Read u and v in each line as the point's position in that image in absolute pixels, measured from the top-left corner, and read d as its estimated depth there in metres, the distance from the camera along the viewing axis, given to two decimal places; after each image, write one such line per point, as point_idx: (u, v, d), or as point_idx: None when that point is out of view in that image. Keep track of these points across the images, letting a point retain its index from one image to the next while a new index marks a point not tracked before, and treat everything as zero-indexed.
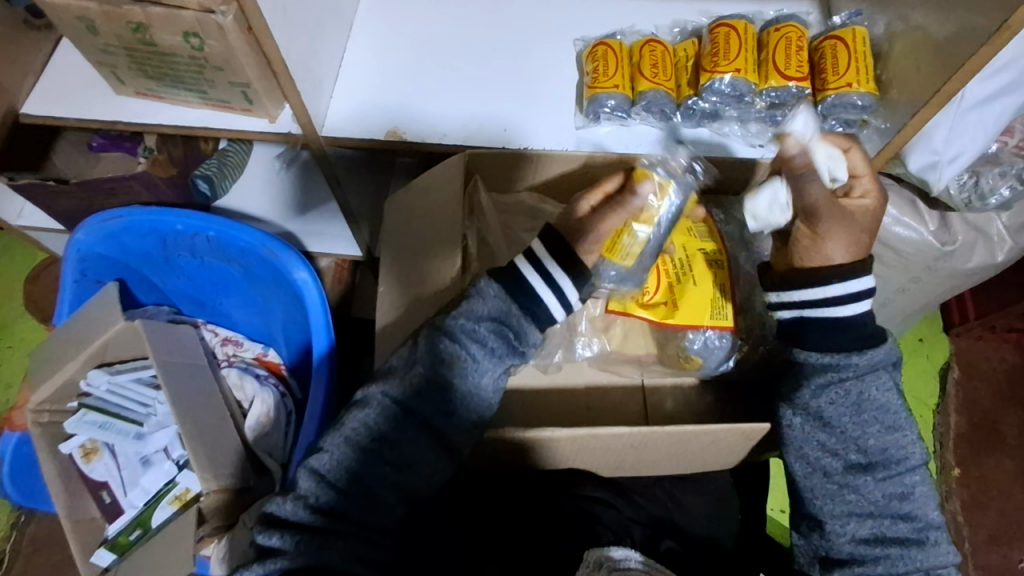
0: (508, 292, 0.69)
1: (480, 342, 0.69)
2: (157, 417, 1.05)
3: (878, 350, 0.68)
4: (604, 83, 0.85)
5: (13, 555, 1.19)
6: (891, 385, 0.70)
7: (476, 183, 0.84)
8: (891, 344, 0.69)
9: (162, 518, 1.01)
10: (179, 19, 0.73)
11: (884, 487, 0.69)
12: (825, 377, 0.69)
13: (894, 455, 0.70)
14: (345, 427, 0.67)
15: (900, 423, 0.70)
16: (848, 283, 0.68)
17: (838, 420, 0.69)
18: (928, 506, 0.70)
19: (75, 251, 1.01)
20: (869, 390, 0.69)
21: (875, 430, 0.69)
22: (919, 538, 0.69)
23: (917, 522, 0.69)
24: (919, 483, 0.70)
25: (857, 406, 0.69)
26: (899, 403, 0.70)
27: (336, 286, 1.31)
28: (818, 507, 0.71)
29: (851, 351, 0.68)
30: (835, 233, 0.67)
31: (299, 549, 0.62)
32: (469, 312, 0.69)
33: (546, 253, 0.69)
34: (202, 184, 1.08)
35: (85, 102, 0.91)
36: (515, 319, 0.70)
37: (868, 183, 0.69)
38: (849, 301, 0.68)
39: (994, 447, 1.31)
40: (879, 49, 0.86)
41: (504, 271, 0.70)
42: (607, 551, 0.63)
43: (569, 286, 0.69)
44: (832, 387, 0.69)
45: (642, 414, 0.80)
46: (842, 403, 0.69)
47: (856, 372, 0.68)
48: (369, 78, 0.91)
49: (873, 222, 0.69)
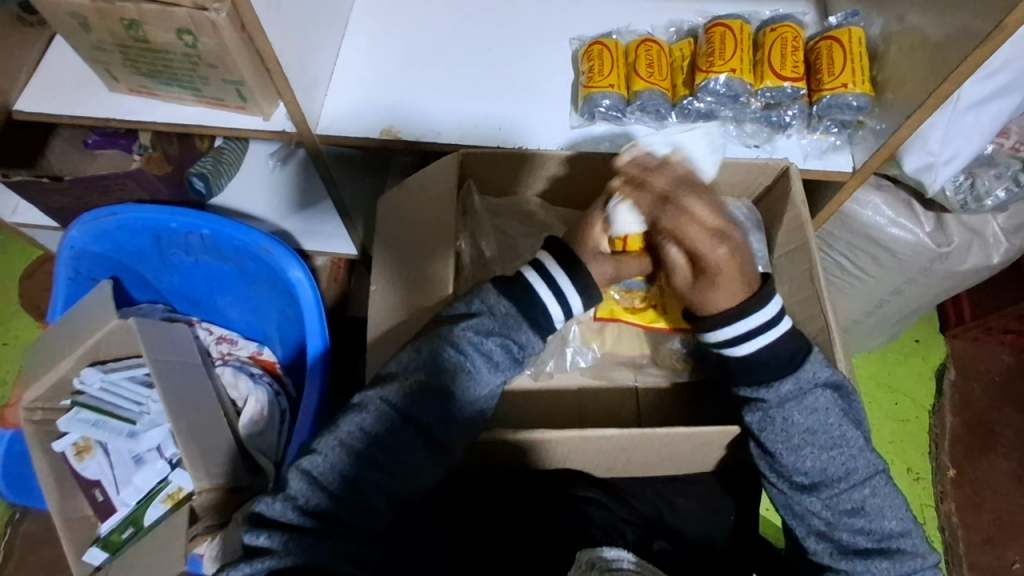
0: (519, 309, 0.70)
1: (485, 356, 0.70)
2: (150, 415, 1.04)
3: (783, 383, 0.68)
4: (600, 83, 0.85)
5: (8, 553, 1.19)
6: (822, 407, 0.69)
7: (471, 186, 0.85)
8: (802, 372, 0.69)
9: (154, 516, 1.00)
10: (172, 16, 0.72)
11: (832, 504, 0.69)
12: (755, 405, 0.70)
13: (834, 473, 0.68)
14: (342, 429, 0.67)
15: (838, 441, 0.68)
16: (733, 326, 0.67)
17: (772, 445, 0.69)
18: (883, 518, 0.68)
19: (69, 249, 1.01)
20: (794, 415, 0.68)
21: (810, 452, 0.68)
22: (882, 549, 0.68)
23: (875, 535, 0.68)
24: (869, 497, 0.68)
25: (786, 432, 0.68)
26: (832, 422, 0.69)
27: (333, 285, 1.31)
28: (788, 522, 0.72)
29: (762, 386, 0.69)
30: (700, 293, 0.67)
31: (287, 548, 0.61)
32: (476, 324, 0.70)
33: (546, 255, 0.72)
34: (197, 183, 1.07)
35: (79, 98, 0.91)
36: (518, 331, 0.71)
37: (703, 238, 0.63)
38: (729, 346, 0.68)
39: (989, 449, 1.31)
40: (875, 50, 0.86)
41: (505, 281, 0.72)
42: (599, 552, 0.62)
43: (574, 296, 0.71)
44: (759, 415, 0.70)
45: (635, 415, 0.81)
46: (772, 432, 0.69)
47: (775, 402, 0.69)
48: (363, 77, 0.91)
49: (733, 272, 0.64)
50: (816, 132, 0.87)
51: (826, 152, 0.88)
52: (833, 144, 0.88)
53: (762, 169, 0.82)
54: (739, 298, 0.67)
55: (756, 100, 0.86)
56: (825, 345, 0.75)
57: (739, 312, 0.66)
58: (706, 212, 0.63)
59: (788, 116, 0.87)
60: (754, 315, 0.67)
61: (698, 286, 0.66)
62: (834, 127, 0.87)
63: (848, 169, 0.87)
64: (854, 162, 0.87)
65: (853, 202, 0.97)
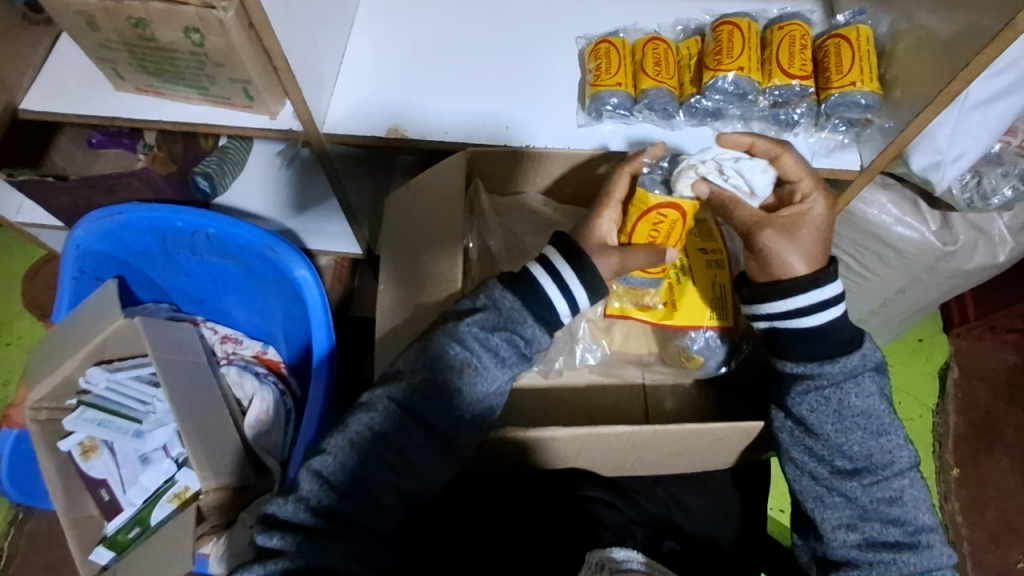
0: (523, 300, 0.69)
1: (492, 350, 0.69)
2: (156, 414, 1.04)
3: (850, 358, 0.68)
4: (607, 81, 0.85)
5: (11, 553, 1.19)
6: (874, 391, 0.69)
7: (478, 186, 0.85)
8: (865, 350, 0.69)
9: (160, 516, 1.00)
10: (180, 15, 0.72)
11: (873, 492, 0.69)
12: (805, 382, 0.69)
13: (879, 461, 0.69)
14: (350, 430, 0.67)
15: (886, 428, 0.69)
16: (811, 294, 0.67)
17: (820, 427, 0.69)
18: (919, 509, 0.70)
19: (75, 247, 1.00)
20: (850, 397, 0.68)
21: (859, 437, 0.69)
22: (911, 543, 0.68)
23: (908, 527, 0.69)
24: (908, 487, 0.70)
25: (839, 414, 0.68)
26: (882, 409, 0.69)
27: (337, 285, 1.30)
28: (812, 512, 0.72)
29: (823, 360, 0.68)
30: (782, 248, 0.68)
31: (300, 549, 0.61)
32: (481, 320, 0.69)
33: (553, 252, 0.70)
34: (201, 182, 1.08)
35: (85, 97, 0.91)
36: (523, 327, 0.69)
37: (810, 188, 0.71)
38: (805, 315, 0.68)
39: (994, 447, 1.31)
40: (883, 48, 0.86)
41: (514, 277, 0.70)
42: (608, 553, 0.62)
43: (581, 292, 0.69)
44: (812, 394, 0.69)
45: (643, 413, 0.81)
46: (823, 412, 0.69)
47: (834, 379, 0.68)
48: (369, 76, 0.91)
49: (823, 230, 0.70)
50: (824, 131, 0.88)
51: (833, 150, 0.88)
52: (840, 142, 0.88)
53: None
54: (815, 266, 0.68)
55: (763, 99, 0.86)
56: None
57: (825, 278, 0.68)
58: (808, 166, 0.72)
59: (796, 114, 0.87)
60: (833, 285, 0.68)
61: (787, 241, 0.68)
62: (842, 125, 0.87)
63: (854, 169, 0.87)
64: (861, 161, 0.87)
65: (859, 201, 0.97)
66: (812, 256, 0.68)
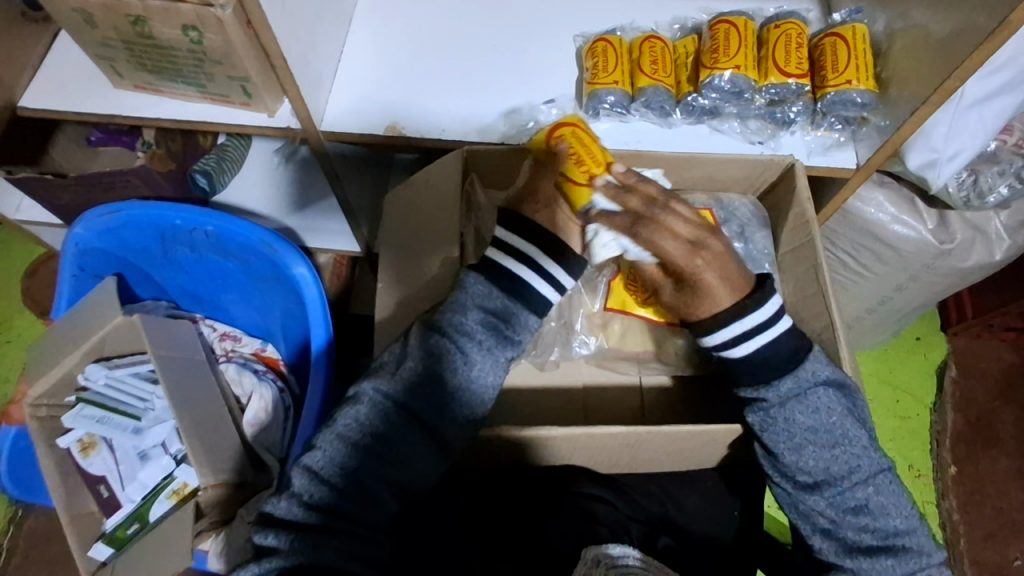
0: (490, 279, 0.70)
1: (470, 335, 0.69)
2: (155, 411, 1.05)
3: (783, 382, 0.69)
4: (604, 79, 0.86)
5: (11, 551, 1.19)
6: (825, 407, 0.69)
7: (473, 181, 0.85)
8: (802, 372, 0.69)
9: (159, 512, 1.00)
10: (178, 13, 0.73)
11: (836, 503, 0.69)
12: (756, 406, 0.70)
13: (838, 472, 0.69)
14: (339, 424, 0.67)
15: (841, 439, 0.69)
16: (731, 327, 0.68)
17: (774, 446, 0.70)
18: (887, 515, 0.69)
19: (74, 245, 1.01)
20: (797, 414, 0.69)
21: (812, 451, 0.69)
22: (889, 547, 0.68)
23: (880, 532, 0.69)
24: (874, 495, 0.69)
25: (788, 431, 0.69)
26: (836, 421, 0.69)
27: (336, 282, 1.30)
28: (796, 523, 0.73)
29: (763, 385, 0.69)
30: (684, 305, 0.71)
31: (293, 547, 0.62)
32: (457, 305, 0.70)
33: (522, 243, 0.70)
34: (200, 180, 1.10)
35: (84, 94, 0.91)
36: (502, 310, 0.70)
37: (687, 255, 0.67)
38: (733, 346, 0.69)
39: (991, 446, 1.31)
40: (879, 46, 0.86)
41: (486, 265, 0.71)
42: (604, 549, 0.63)
43: (562, 274, 0.71)
44: (761, 414, 0.70)
45: (639, 410, 0.82)
46: (774, 431, 0.69)
47: (776, 400, 0.69)
48: (367, 74, 0.91)
49: (721, 272, 0.68)
50: (820, 129, 0.88)
51: (830, 148, 0.88)
52: (836, 140, 0.88)
53: (768, 165, 0.82)
54: (731, 298, 0.69)
55: (762, 94, 0.86)
56: (829, 342, 0.75)
57: (747, 308, 0.68)
58: (686, 228, 0.68)
59: (793, 113, 0.87)
60: (754, 313, 0.68)
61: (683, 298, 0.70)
62: (837, 124, 0.87)
63: (851, 166, 0.87)
64: (858, 158, 0.88)
65: (857, 199, 0.98)
66: (731, 289, 0.68)
